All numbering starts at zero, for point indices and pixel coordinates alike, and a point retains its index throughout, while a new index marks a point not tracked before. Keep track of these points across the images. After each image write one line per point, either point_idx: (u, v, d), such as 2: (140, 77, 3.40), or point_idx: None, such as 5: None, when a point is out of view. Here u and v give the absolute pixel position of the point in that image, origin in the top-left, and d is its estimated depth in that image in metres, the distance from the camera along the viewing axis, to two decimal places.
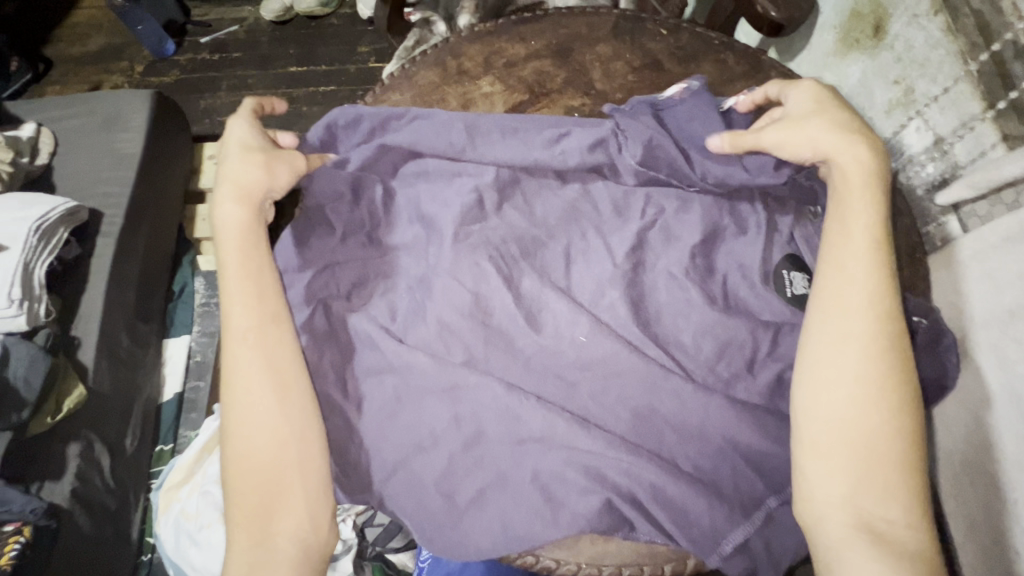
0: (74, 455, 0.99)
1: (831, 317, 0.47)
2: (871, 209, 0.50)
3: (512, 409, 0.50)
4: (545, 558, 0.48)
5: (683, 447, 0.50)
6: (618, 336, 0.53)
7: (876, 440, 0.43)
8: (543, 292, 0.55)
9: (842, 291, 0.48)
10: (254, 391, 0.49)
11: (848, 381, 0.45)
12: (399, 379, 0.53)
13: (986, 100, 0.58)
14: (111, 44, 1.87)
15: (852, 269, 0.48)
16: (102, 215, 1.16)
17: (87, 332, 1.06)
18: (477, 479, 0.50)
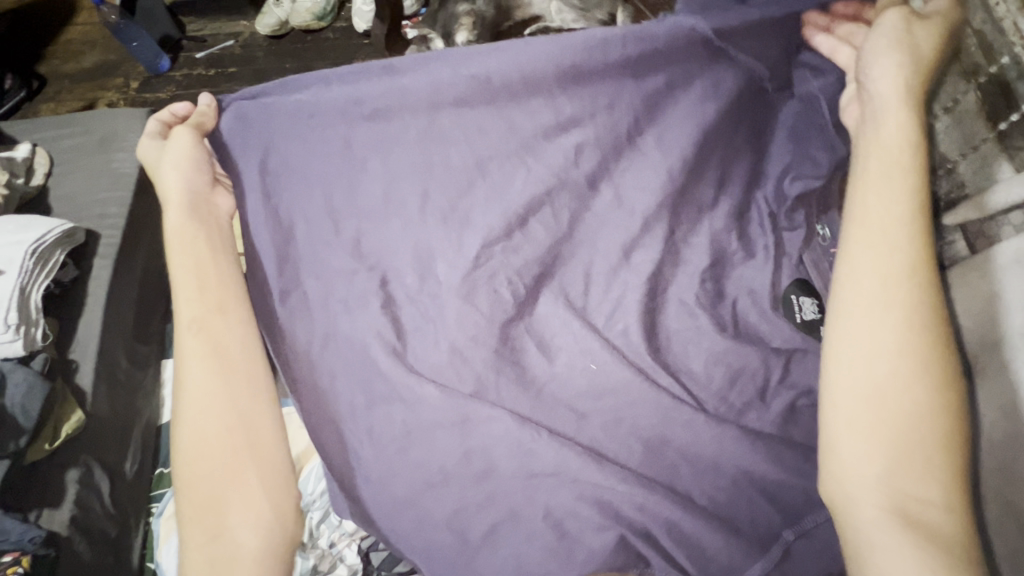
0: (72, 481, 0.98)
1: (872, 285, 0.47)
2: (916, 175, 0.49)
3: (523, 444, 0.49)
4: None
5: (697, 480, 0.49)
6: (629, 363, 0.53)
7: (913, 419, 0.43)
8: (553, 319, 0.56)
9: (883, 260, 0.47)
10: (210, 393, 0.53)
11: (888, 352, 0.45)
12: (408, 412, 0.52)
13: (990, 120, 0.59)
14: (106, 60, 1.86)
15: (894, 235, 0.47)
16: (99, 236, 1.15)
17: (85, 354, 1.05)
18: (489, 515, 0.49)
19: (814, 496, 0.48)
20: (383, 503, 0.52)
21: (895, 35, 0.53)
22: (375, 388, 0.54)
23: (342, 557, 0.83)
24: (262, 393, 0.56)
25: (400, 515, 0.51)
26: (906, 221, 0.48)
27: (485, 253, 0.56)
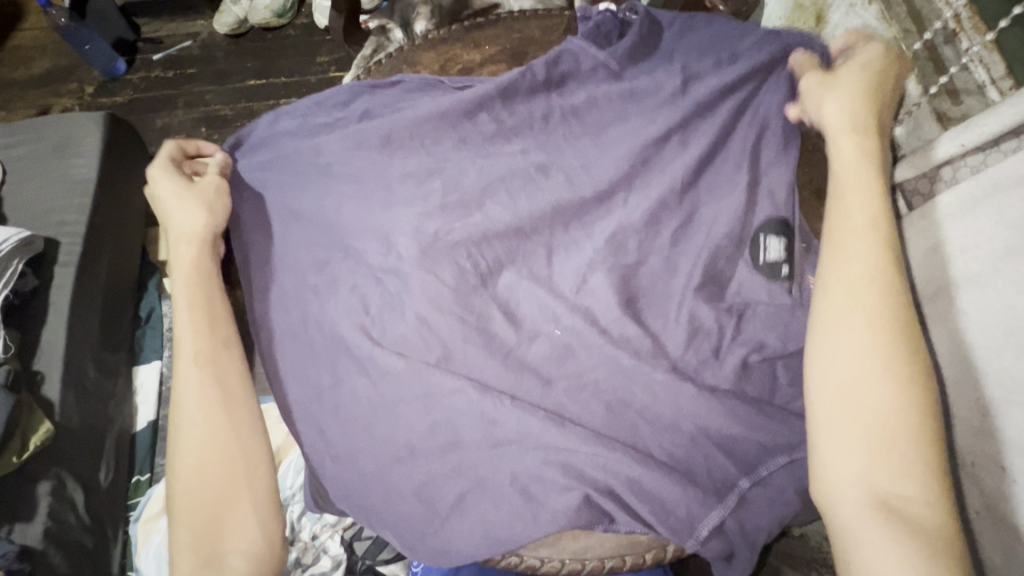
0: (44, 493, 0.96)
1: (840, 295, 0.48)
2: (868, 185, 0.50)
3: (487, 413, 0.51)
4: (527, 557, 0.50)
5: (657, 438, 0.51)
6: (593, 328, 0.54)
7: (888, 418, 0.43)
8: (517, 291, 0.56)
9: (843, 271, 0.48)
10: (204, 418, 0.55)
11: (858, 359, 0.45)
12: (374, 389, 0.53)
13: (922, 84, 0.62)
14: (58, 66, 1.81)
15: (854, 247, 0.48)
16: (59, 244, 1.12)
17: (50, 365, 1.03)
18: (457, 485, 0.50)
19: (767, 446, 0.50)
20: (350, 481, 0.53)
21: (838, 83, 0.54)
22: (341, 369, 0.55)
23: (325, 548, 0.85)
24: (255, 417, 0.58)
25: (372, 490, 0.52)
26: (873, 232, 0.49)
27: (442, 229, 0.57)
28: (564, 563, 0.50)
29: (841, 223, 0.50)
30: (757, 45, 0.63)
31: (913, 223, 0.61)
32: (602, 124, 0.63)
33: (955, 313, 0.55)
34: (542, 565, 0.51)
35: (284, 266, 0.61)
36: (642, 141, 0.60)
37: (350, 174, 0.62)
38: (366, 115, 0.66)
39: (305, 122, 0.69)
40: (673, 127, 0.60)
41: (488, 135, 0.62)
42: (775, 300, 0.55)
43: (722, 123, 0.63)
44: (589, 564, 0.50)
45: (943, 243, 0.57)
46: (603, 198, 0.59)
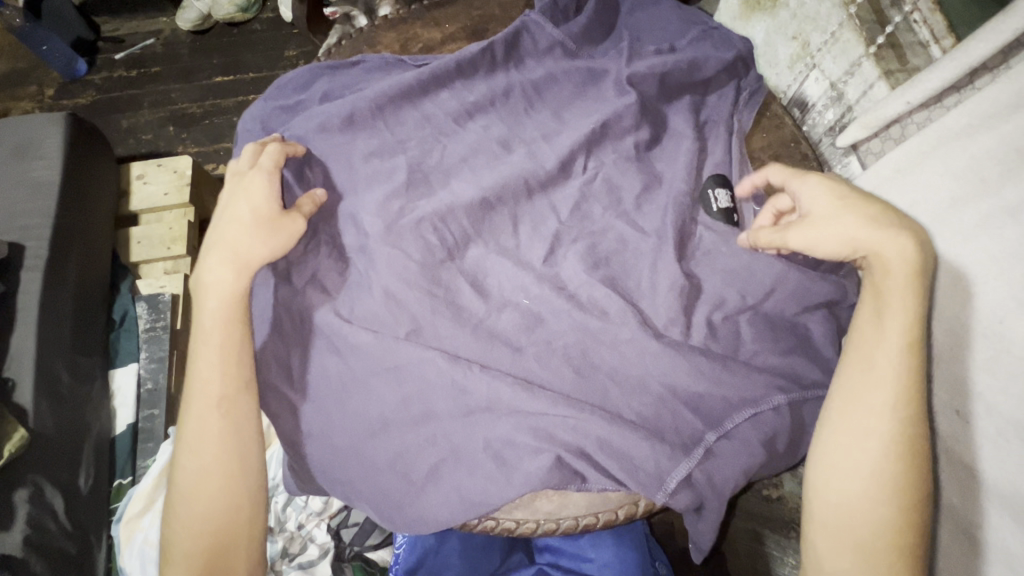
0: (22, 501, 0.94)
1: (855, 410, 0.48)
2: (909, 309, 0.48)
3: (457, 382, 0.52)
4: (504, 520, 0.51)
5: (626, 399, 0.52)
6: (562, 295, 0.55)
7: (882, 532, 0.46)
8: (486, 262, 0.56)
9: (865, 391, 0.48)
10: (207, 459, 0.51)
11: (863, 475, 0.47)
12: (343, 364, 0.54)
13: (868, 39, 0.63)
14: (15, 68, 1.75)
15: (880, 368, 0.48)
16: (25, 248, 1.10)
17: (21, 372, 1.02)
18: (431, 454, 0.51)
19: (733, 401, 0.51)
20: (324, 457, 0.53)
21: (827, 199, 0.51)
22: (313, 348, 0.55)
23: (312, 537, 0.85)
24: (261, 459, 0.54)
25: (351, 465, 0.52)
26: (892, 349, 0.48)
27: (407, 206, 0.58)
28: (539, 524, 0.51)
29: (863, 343, 0.49)
30: (697, 38, 0.66)
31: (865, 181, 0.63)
32: (563, 99, 0.64)
33: None
34: (517, 527, 0.52)
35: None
36: (602, 113, 0.61)
37: (311, 156, 0.62)
38: (326, 96, 0.66)
39: (267, 106, 0.68)
40: (631, 98, 0.61)
41: (449, 112, 0.62)
42: (737, 260, 0.56)
43: (680, 93, 0.64)
44: (564, 522, 0.51)
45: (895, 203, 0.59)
46: (565, 168, 0.60)
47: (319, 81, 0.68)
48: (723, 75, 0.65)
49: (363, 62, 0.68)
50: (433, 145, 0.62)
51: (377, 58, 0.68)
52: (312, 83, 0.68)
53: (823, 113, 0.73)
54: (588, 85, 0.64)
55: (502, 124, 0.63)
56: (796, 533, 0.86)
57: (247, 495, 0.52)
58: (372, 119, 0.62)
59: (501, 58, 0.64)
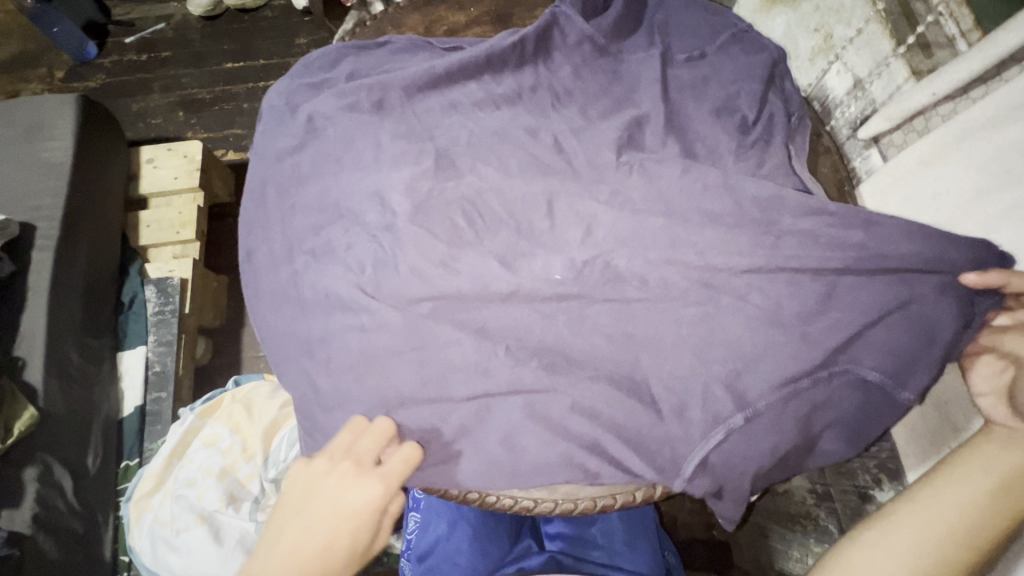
0: (31, 479, 0.94)
1: (899, 535, 0.46)
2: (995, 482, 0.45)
3: (482, 363, 0.52)
4: (522, 499, 0.53)
5: (650, 381, 0.52)
6: (591, 277, 0.54)
7: None
8: (514, 246, 0.56)
9: (907, 521, 0.46)
10: None
11: None
12: (363, 339, 0.54)
13: (896, 38, 0.63)
14: (26, 50, 1.75)
15: (941, 508, 0.46)
16: (35, 228, 1.10)
17: (32, 351, 1.02)
18: (453, 427, 0.52)
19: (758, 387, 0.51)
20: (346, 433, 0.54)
21: None
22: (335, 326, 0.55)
23: None
24: None
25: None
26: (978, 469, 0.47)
27: (434, 188, 0.58)
28: (557, 503, 0.52)
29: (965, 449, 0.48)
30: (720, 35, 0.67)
31: (890, 173, 0.64)
32: (587, 86, 0.64)
33: None
34: (536, 505, 0.53)
35: (272, 229, 0.62)
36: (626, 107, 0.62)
37: (336, 135, 0.62)
38: (351, 77, 0.66)
39: (290, 86, 0.69)
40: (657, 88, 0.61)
41: (475, 100, 0.63)
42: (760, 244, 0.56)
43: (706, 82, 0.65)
44: (582, 502, 0.52)
45: (917, 192, 0.60)
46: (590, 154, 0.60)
47: (346, 63, 0.68)
48: (749, 67, 0.65)
49: (390, 48, 0.68)
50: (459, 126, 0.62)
51: (405, 43, 0.68)
52: (340, 63, 0.69)
53: (845, 106, 0.73)
54: (614, 79, 0.64)
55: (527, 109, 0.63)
56: (801, 526, 0.87)
57: None
58: (400, 107, 0.63)
59: (526, 44, 0.64)
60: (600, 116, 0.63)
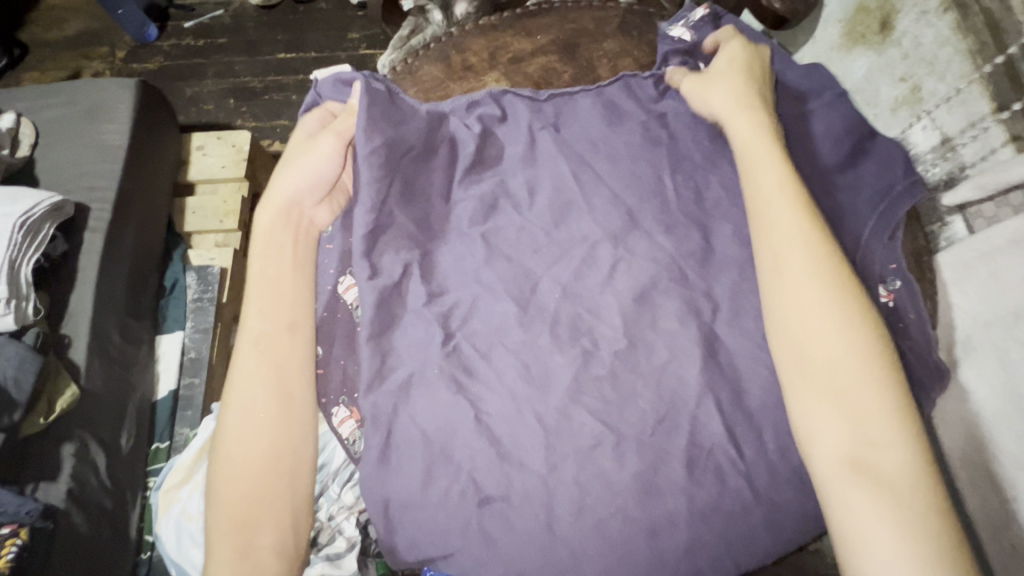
0: (68, 455, 0.98)
1: (791, 309, 0.53)
2: (778, 175, 0.57)
3: (501, 372, 0.62)
4: (554, 526, 0.58)
5: (691, 425, 0.59)
6: (629, 355, 0.61)
7: (867, 421, 0.48)
8: (599, 292, 0.63)
9: (792, 269, 0.53)
10: (248, 429, 0.62)
11: (831, 366, 0.50)
12: (407, 353, 0.62)
13: (997, 102, 0.59)
14: (91, 29, 1.81)
15: (788, 233, 0.54)
16: (89, 210, 1.13)
17: (77, 330, 1.04)
18: (509, 463, 0.60)
19: (776, 472, 0.58)
20: (404, 461, 0.60)
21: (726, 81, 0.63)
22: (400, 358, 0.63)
23: (341, 530, 0.88)
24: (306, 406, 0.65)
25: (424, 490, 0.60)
26: (867, 386, 0.49)
27: (511, 217, 0.67)
28: (599, 548, 0.57)
29: (809, 375, 0.51)
30: (789, 105, 0.68)
31: (975, 247, 0.60)
32: (645, 156, 0.68)
33: (1013, 346, 0.55)
34: (579, 551, 0.57)
35: None
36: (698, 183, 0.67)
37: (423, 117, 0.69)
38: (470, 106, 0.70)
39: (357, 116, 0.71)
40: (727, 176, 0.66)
41: (550, 148, 0.68)
42: None
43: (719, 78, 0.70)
44: (608, 552, 0.57)
45: (974, 296, 0.59)
46: (629, 220, 0.65)
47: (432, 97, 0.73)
48: (824, 139, 0.66)
49: (467, 85, 0.73)
50: (528, 108, 0.70)
51: (476, 83, 0.73)
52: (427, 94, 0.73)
53: (929, 167, 0.69)
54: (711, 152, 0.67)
55: (586, 169, 0.67)
56: None
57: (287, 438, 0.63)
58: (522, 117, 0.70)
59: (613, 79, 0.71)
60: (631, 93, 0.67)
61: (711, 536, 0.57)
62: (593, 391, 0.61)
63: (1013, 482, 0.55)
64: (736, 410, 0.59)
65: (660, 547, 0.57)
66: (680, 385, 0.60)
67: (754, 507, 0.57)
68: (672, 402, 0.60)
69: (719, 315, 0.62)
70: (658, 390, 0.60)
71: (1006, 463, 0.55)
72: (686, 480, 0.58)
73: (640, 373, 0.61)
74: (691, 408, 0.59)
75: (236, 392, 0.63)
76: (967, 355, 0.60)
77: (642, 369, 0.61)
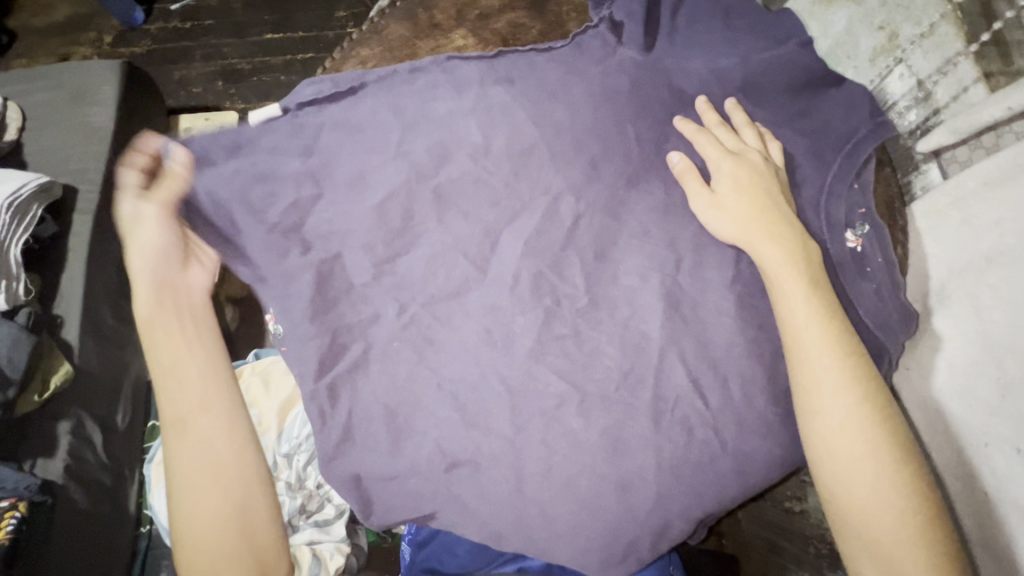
0: (65, 432, 0.99)
1: (802, 363, 0.56)
2: (780, 241, 0.58)
3: (470, 334, 0.61)
4: (526, 481, 0.59)
5: (659, 380, 0.59)
6: (597, 312, 0.61)
7: (857, 470, 0.53)
8: (566, 252, 0.62)
9: (797, 322, 0.56)
10: (202, 490, 0.63)
11: (832, 421, 0.54)
12: (378, 314, 0.63)
13: (969, 37, 0.60)
14: (78, 14, 1.80)
15: (789, 286, 0.56)
16: (77, 191, 1.13)
17: (70, 310, 1.05)
18: (480, 420, 0.60)
19: (744, 424, 0.58)
20: (375, 418, 0.61)
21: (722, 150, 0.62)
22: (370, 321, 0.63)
23: (329, 497, 0.86)
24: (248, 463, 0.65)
25: (398, 449, 0.61)
26: (858, 439, 0.54)
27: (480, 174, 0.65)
28: (569, 501, 0.58)
29: (815, 429, 0.55)
30: (761, 57, 0.67)
31: (949, 193, 0.60)
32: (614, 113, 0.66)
33: (985, 290, 0.54)
34: (550, 504, 0.58)
35: (311, 222, 0.66)
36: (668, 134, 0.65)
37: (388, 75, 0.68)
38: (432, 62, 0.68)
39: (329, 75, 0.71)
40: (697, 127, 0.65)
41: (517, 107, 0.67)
42: (745, 281, 0.61)
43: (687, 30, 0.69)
44: (578, 505, 0.58)
45: (948, 244, 0.59)
46: (591, 173, 0.63)
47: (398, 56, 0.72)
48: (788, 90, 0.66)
49: (434, 43, 0.72)
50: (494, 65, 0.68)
51: (444, 44, 0.72)
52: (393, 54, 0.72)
53: (904, 114, 0.68)
54: (678, 106, 0.66)
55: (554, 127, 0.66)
56: (814, 548, 0.78)
57: (238, 495, 0.64)
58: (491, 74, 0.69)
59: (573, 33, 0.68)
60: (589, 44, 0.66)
61: (679, 487, 0.58)
62: (562, 349, 0.60)
63: (980, 426, 0.55)
64: (706, 364, 0.59)
65: (628, 499, 0.58)
66: (645, 340, 0.60)
67: (722, 459, 0.58)
68: (638, 357, 0.60)
69: (687, 270, 0.61)
70: (625, 346, 0.60)
71: (974, 407, 0.56)
72: (654, 434, 0.58)
73: (607, 329, 0.61)
74: (659, 363, 0.59)
75: (180, 461, 0.63)
76: (939, 304, 0.59)
77: (607, 325, 0.61)
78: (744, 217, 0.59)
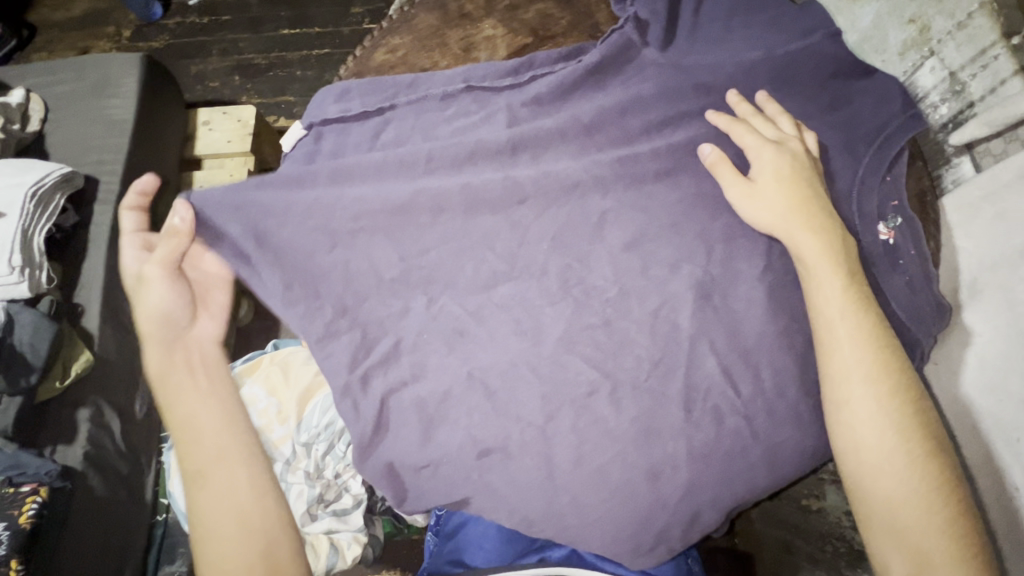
0: (84, 419, 1.00)
1: (829, 354, 0.56)
2: (811, 229, 0.58)
3: (499, 322, 0.62)
4: (554, 470, 0.59)
5: (687, 371, 0.59)
6: (626, 302, 0.61)
7: (886, 462, 0.53)
8: (596, 241, 0.63)
9: (824, 313, 0.56)
10: (226, 491, 0.60)
11: (859, 412, 0.54)
12: (406, 302, 0.63)
13: (1004, 31, 0.58)
14: (97, 9, 1.82)
15: (819, 274, 0.57)
16: (98, 182, 1.14)
17: (89, 299, 1.06)
18: (508, 408, 0.60)
19: (774, 415, 0.58)
20: (404, 405, 0.61)
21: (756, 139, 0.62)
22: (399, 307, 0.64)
23: (348, 486, 0.86)
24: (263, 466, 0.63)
25: (425, 435, 0.61)
26: (887, 431, 0.53)
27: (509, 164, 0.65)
28: (597, 490, 0.58)
29: (844, 423, 0.55)
30: (790, 50, 0.66)
31: (983, 187, 0.59)
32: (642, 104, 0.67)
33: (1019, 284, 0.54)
34: (578, 492, 0.58)
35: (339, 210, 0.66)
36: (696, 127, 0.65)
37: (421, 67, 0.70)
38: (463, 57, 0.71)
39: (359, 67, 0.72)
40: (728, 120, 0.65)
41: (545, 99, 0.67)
42: (775, 272, 0.61)
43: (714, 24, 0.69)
44: (607, 494, 0.58)
45: (981, 236, 0.59)
46: (620, 167, 0.64)
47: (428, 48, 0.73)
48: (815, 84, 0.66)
49: (463, 33, 0.73)
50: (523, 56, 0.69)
51: (472, 34, 0.73)
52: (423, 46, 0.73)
53: (935, 108, 0.67)
54: (707, 98, 0.66)
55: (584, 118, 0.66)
56: (832, 547, 0.77)
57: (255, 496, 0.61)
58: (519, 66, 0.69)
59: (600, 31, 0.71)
60: (619, 35, 0.67)
61: (707, 478, 0.58)
62: (590, 339, 0.60)
63: (1011, 421, 0.54)
64: (735, 355, 0.59)
65: (657, 489, 0.58)
66: (674, 331, 0.60)
67: (751, 449, 0.58)
68: (666, 347, 0.60)
69: (717, 262, 0.61)
70: (654, 337, 0.60)
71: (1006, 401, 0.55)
72: (683, 424, 0.58)
73: (635, 319, 0.61)
74: (688, 354, 0.59)
75: (208, 464, 0.61)
76: (971, 297, 0.59)
77: (635, 316, 0.61)
78: (778, 207, 0.59)
